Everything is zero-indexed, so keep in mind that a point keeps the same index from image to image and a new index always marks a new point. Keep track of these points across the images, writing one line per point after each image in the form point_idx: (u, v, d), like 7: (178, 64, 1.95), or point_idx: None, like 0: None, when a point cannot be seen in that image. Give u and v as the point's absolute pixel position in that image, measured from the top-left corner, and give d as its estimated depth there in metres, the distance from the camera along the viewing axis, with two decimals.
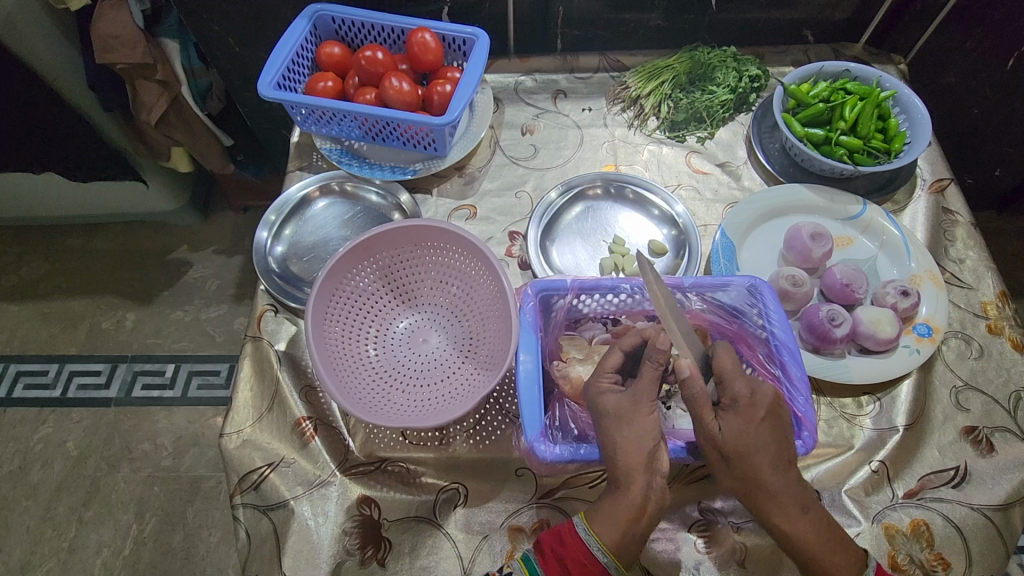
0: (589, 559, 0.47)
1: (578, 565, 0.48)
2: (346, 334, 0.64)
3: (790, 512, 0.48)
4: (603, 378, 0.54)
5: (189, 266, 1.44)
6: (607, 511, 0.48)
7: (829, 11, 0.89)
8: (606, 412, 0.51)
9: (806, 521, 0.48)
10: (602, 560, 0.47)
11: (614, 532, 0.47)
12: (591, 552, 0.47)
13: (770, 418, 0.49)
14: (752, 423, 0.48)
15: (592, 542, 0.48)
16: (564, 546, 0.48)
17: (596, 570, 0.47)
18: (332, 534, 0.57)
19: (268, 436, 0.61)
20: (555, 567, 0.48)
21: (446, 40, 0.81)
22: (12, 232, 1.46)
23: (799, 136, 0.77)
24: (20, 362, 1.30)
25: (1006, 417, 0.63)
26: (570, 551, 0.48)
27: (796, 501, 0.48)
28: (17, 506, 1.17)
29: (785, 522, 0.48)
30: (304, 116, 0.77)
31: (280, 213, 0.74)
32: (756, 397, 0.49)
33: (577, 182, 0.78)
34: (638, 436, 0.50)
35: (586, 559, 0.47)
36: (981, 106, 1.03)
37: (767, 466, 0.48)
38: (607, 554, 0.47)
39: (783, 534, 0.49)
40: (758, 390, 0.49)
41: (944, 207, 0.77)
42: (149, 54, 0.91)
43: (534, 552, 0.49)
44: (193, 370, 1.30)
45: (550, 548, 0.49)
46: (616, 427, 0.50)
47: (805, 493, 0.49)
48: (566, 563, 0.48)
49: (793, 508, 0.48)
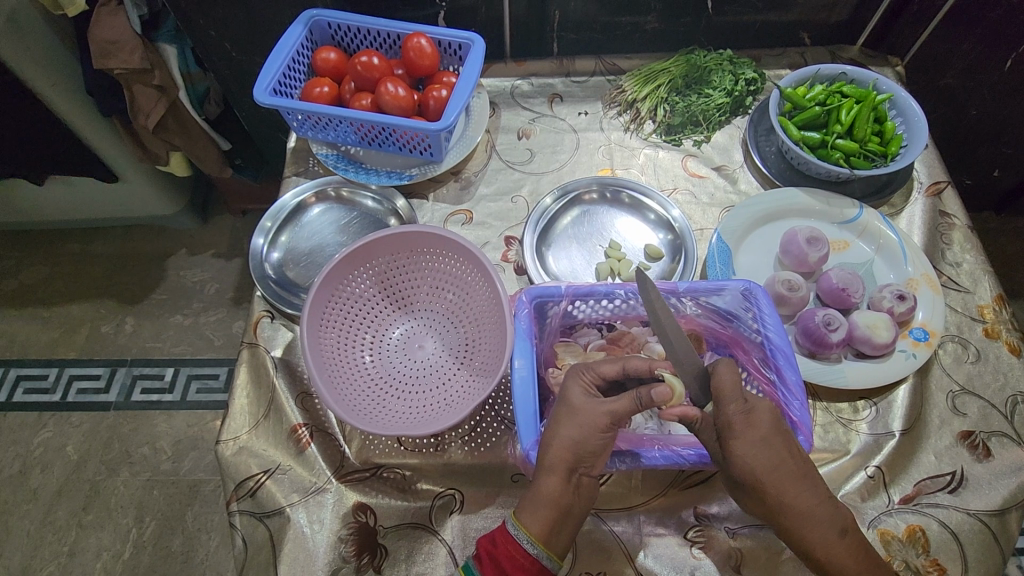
0: (521, 552, 0.47)
1: (513, 562, 0.47)
2: (342, 341, 0.64)
3: (825, 535, 0.47)
4: (586, 374, 0.54)
5: (188, 269, 1.44)
6: (533, 504, 0.49)
7: (825, 13, 0.89)
8: (566, 404, 0.52)
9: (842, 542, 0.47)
10: (531, 551, 0.47)
11: (541, 521, 0.48)
12: (522, 546, 0.47)
13: (776, 433, 0.48)
14: (757, 441, 0.48)
15: (521, 535, 0.47)
16: (495, 545, 0.48)
17: (528, 563, 0.47)
18: (327, 541, 0.57)
19: (264, 442, 0.61)
20: (492, 567, 0.47)
21: (442, 45, 0.81)
22: (11, 236, 1.46)
23: (795, 139, 0.77)
24: (20, 366, 1.30)
25: (1003, 421, 0.62)
26: (502, 546, 0.48)
27: (825, 520, 0.47)
28: (17, 510, 1.17)
29: (820, 547, 0.47)
30: (300, 122, 0.77)
31: (276, 219, 0.74)
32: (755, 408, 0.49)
33: (572, 186, 0.78)
34: (573, 435, 0.51)
35: (521, 555, 0.47)
36: (979, 107, 1.02)
37: (789, 484, 0.47)
38: (534, 543, 0.47)
39: (820, 560, 0.47)
40: (755, 408, 0.49)
41: (941, 210, 0.77)
42: (147, 59, 0.92)
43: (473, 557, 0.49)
44: (193, 373, 1.31)
45: (484, 547, 0.48)
46: (561, 426, 0.51)
47: (840, 514, 0.47)
48: (499, 559, 0.47)
49: (830, 532, 0.47)
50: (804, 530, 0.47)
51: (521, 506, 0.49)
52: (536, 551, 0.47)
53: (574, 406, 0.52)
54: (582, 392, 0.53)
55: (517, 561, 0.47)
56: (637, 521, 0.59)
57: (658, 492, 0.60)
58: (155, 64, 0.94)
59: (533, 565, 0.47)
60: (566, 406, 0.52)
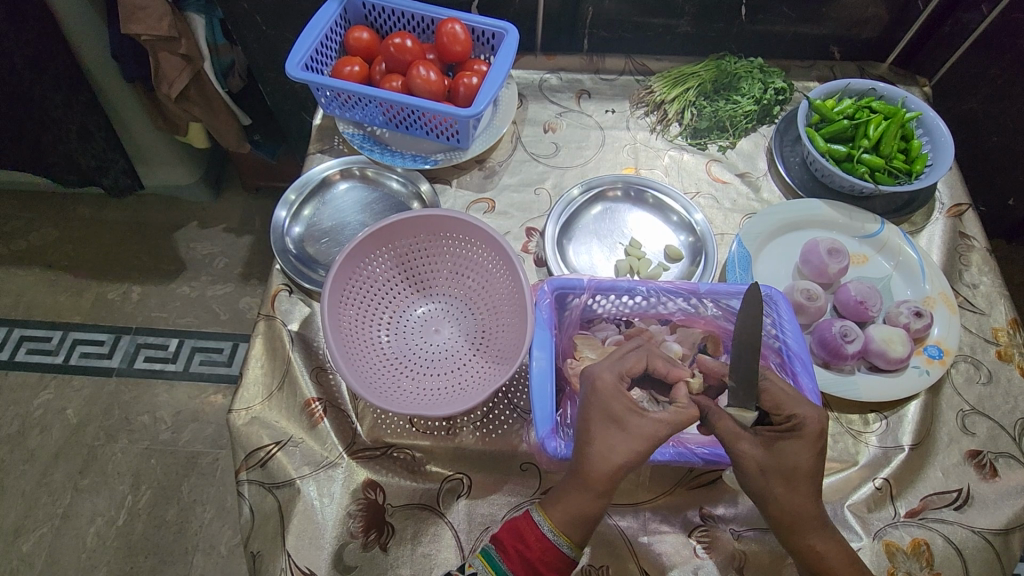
0: (558, 557, 0.49)
1: (543, 559, 0.49)
2: (362, 318, 0.64)
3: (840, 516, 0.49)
4: (618, 372, 0.53)
5: (198, 242, 1.44)
6: (564, 505, 0.49)
7: (857, 29, 0.89)
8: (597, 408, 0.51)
9: (831, 540, 0.49)
10: (569, 554, 0.49)
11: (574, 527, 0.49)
12: (560, 551, 0.49)
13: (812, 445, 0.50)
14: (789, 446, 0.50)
15: (561, 542, 0.49)
16: (529, 546, 0.49)
17: (561, 562, 0.49)
18: (336, 516, 0.57)
19: (277, 414, 0.61)
20: (519, 561, 0.49)
21: (476, 33, 0.81)
22: (24, 196, 1.46)
23: (821, 151, 0.77)
24: (24, 327, 1.30)
25: (1011, 443, 0.63)
26: (540, 553, 0.49)
27: (810, 524, 0.49)
28: (13, 470, 1.17)
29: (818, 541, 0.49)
30: (329, 99, 0.77)
31: (301, 193, 0.75)
32: (797, 425, 0.50)
33: (597, 182, 0.78)
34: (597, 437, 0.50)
35: (553, 556, 0.49)
36: (1001, 133, 1.03)
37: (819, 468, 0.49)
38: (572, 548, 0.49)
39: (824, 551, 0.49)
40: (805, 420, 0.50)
41: (961, 232, 0.77)
42: (175, 27, 0.90)
43: (496, 550, 0.50)
44: (197, 346, 1.31)
45: (515, 547, 0.49)
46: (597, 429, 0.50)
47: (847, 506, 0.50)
48: (534, 563, 0.49)
49: None
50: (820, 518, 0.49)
51: (550, 508, 0.50)
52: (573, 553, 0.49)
53: (612, 410, 0.51)
54: (615, 391, 0.52)
55: (554, 567, 0.49)
56: (643, 517, 0.60)
57: (665, 490, 0.61)
58: (183, 33, 0.93)
59: (562, 564, 0.49)
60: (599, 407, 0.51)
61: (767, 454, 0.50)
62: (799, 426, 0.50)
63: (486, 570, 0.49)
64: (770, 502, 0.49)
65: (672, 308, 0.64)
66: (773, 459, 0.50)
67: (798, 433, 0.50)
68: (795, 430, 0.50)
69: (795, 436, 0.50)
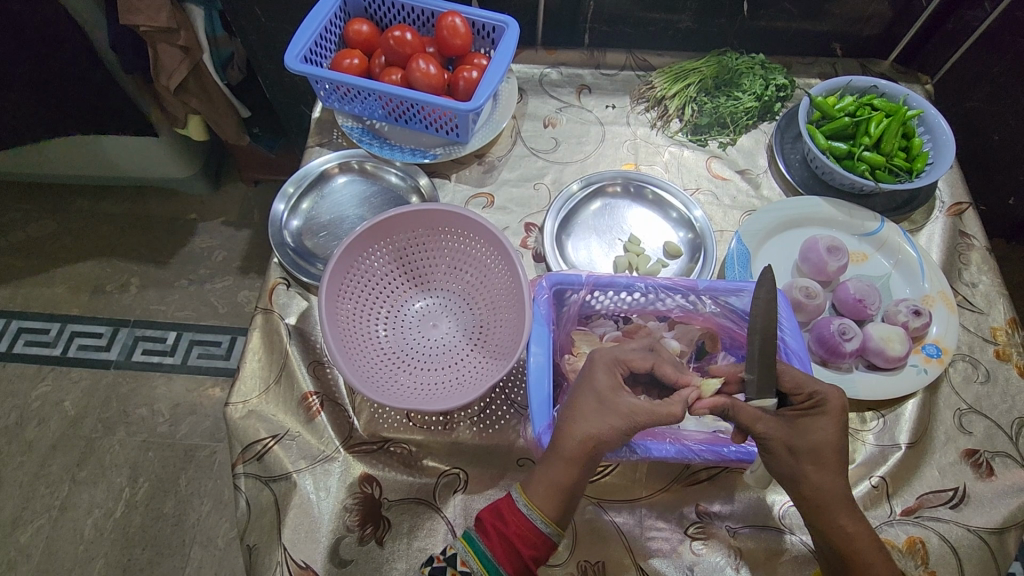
0: (532, 530, 0.48)
1: (519, 536, 0.48)
2: (359, 313, 0.64)
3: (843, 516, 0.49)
4: (619, 367, 0.53)
5: (197, 235, 1.43)
6: (540, 477, 0.49)
7: (860, 25, 0.88)
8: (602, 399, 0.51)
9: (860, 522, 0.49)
10: (544, 530, 0.48)
11: (552, 502, 0.48)
12: (534, 525, 0.48)
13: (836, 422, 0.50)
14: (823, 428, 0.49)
15: (536, 516, 0.48)
16: (505, 522, 0.48)
17: (540, 540, 0.48)
18: (332, 509, 0.57)
19: (274, 407, 0.61)
20: (495, 538, 0.48)
21: (476, 27, 0.81)
22: (21, 188, 1.45)
23: (822, 148, 0.76)
24: (22, 319, 1.30)
25: (1008, 442, 0.63)
26: (516, 529, 0.48)
27: (841, 503, 0.49)
28: (11, 462, 1.17)
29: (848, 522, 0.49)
30: (328, 92, 0.76)
31: (299, 186, 0.74)
32: (821, 403, 0.50)
33: (597, 177, 0.77)
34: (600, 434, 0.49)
35: (530, 531, 0.48)
36: (1001, 132, 1.03)
37: (820, 470, 0.49)
38: (547, 523, 0.48)
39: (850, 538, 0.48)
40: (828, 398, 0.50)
41: (960, 231, 0.77)
42: (173, 18, 0.89)
43: (477, 531, 0.49)
44: (195, 339, 1.30)
45: (493, 525, 0.49)
46: (594, 427, 0.50)
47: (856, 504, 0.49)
48: (511, 539, 0.48)
49: (841, 511, 0.49)
50: (818, 517, 0.49)
51: (529, 485, 0.49)
52: (551, 531, 0.48)
53: (603, 393, 0.51)
54: (610, 378, 0.52)
55: (535, 545, 0.48)
56: (639, 514, 0.60)
57: (662, 487, 0.61)
58: (182, 25, 0.92)
59: (545, 545, 0.48)
60: (603, 397, 0.51)
61: (793, 432, 0.50)
62: (821, 403, 0.50)
63: (468, 553, 0.48)
64: (800, 482, 0.49)
65: (670, 305, 0.64)
66: (805, 437, 0.49)
67: (822, 409, 0.50)
68: (819, 406, 0.50)
69: (820, 413, 0.50)
